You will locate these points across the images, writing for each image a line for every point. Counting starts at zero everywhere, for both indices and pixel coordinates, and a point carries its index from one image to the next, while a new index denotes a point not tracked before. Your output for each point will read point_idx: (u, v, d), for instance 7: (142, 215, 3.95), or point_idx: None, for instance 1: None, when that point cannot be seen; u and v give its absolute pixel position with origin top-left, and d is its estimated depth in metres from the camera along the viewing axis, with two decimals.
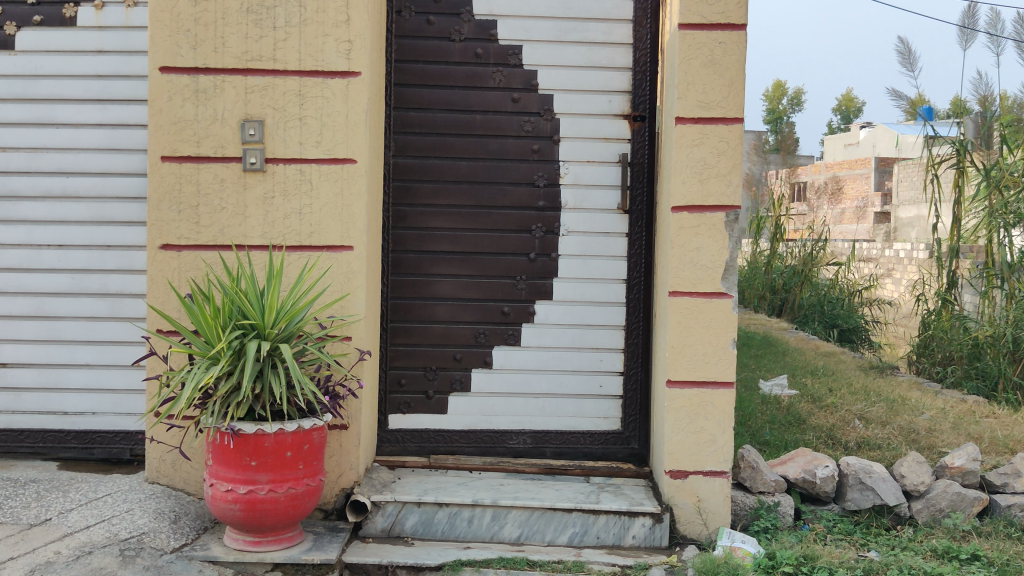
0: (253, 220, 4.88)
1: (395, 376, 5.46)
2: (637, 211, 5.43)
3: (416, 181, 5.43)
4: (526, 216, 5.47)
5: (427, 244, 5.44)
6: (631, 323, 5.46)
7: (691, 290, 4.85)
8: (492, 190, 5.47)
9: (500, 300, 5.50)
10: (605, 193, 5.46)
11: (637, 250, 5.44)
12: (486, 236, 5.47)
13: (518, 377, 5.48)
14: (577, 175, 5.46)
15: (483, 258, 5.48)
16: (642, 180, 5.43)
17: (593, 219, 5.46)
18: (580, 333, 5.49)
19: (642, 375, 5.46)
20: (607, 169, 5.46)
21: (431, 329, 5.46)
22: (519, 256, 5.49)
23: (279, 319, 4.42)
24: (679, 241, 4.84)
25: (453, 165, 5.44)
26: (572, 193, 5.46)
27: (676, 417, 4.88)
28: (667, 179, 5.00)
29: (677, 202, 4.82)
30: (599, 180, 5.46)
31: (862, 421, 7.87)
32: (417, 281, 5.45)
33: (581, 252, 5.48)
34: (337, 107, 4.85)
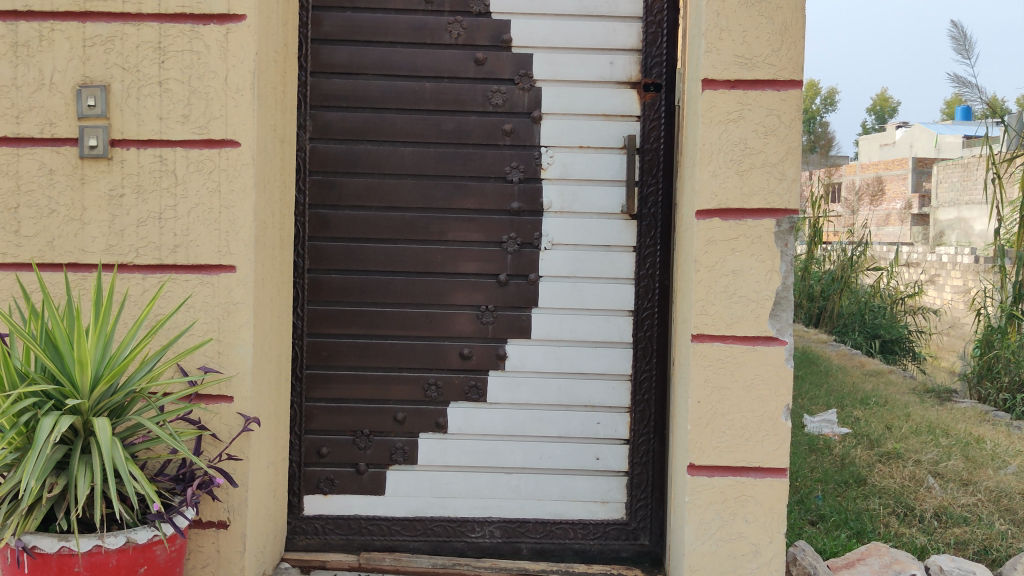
0: (95, 230, 3.41)
1: (314, 442, 3.96)
2: (650, 218, 3.90)
3: (343, 175, 3.93)
4: (494, 222, 3.95)
5: (358, 261, 3.94)
6: (640, 372, 3.92)
7: (723, 334, 3.29)
8: (448, 187, 3.95)
9: (458, 337, 3.97)
10: (605, 192, 3.93)
11: (649, 272, 3.91)
12: (440, 250, 3.95)
13: (482, 445, 3.96)
14: (566, 166, 3.94)
15: (436, 280, 3.96)
16: (658, 175, 3.89)
17: (589, 227, 3.94)
18: (568, 385, 3.96)
19: (655, 445, 3.92)
20: (609, 159, 3.93)
21: (363, 379, 3.96)
22: (485, 278, 3.97)
23: (100, 378, 2.96)
24: (707, 261, 3.29)
25: (394, 152, 3.94)
26: (560, 192, 3.94)
27: (700, 519, 3.34)
28: (689, 172, 3.46)
29: (705, 204, 3.29)
30: (595, 173, 3.94)
31: (938, 480, 6.27)
32: (345, 312, 3.94)
33: (570, 273, 3.95)
34: (213, 66, 3.38)
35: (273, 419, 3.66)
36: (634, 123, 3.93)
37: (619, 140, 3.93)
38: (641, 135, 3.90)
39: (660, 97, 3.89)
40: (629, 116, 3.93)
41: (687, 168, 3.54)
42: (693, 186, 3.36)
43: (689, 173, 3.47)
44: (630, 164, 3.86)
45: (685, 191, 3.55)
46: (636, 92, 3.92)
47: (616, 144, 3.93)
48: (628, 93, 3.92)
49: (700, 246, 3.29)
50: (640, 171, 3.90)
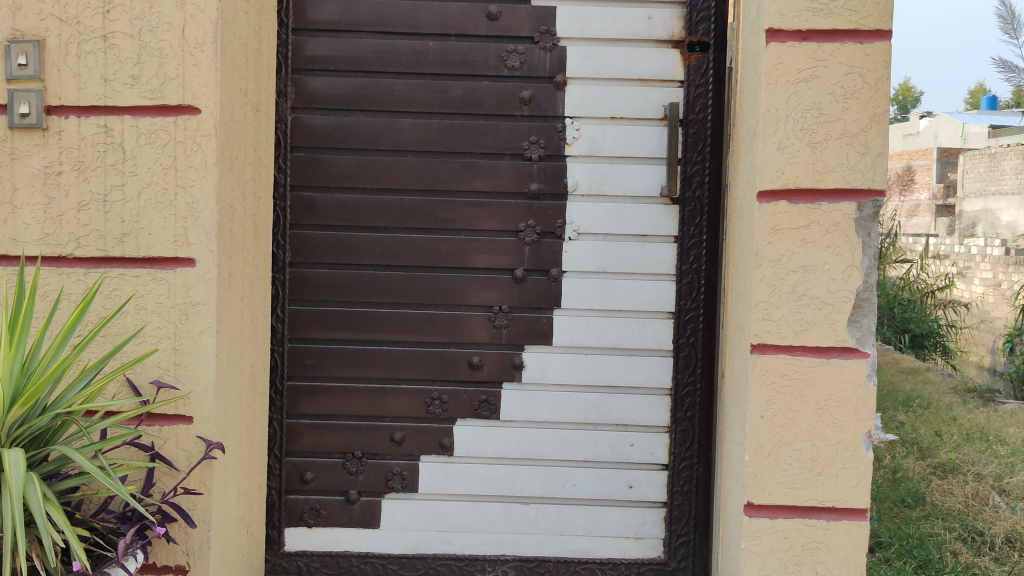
0: (28, 215, 2.81)
1: (296, 466, 3.36)
2: (696, 203, 3.28)
3: (331, 151, 3.33)
4: (509, 207, 3.34)
5: (348, 253, 3.33)
6: (682, 386, 3.31)
7: (791, 344, 2.67)
8: (455, 165, 3.33)
9: (467, 343, 3.36)
10: (641, 173, 3.31)
11: (694, 267, 3.29)
12: (444, 240, 3.34)
13: (495, 471, 3.35)
14: (594, 141, 3.31)
15: (441, 276, 3.35)
16: (705, 150, 3.27)
17: (621, 214, 3.32)
18: (597, 401, 3.35)
19: (700, 472, 3.31)
20: (646, 132, 3.30)
21: (354, 392, 3.35)
22: (498, 274, 3.36)
23: (15, 398, 2.40)
24: (772, 254, 2.66)
25: (392, 124, 3.32)
26: (587, 172, 3.32)
27: (760, 571, 2.72)
28: (747, 145, 2.84)
29: (769, 183, 2.66)
30: (629, 148, 3.31)
31: (1004, 499, 5.61)
32: (334, 314, 3.33)
33: (599, 268, 3.33)
34: (168, 15, 2.78)
35: (244, 442, 3.07)
36: (676, 89, 3.30)
37: (658, 111, 3.30)
38: (685, 104, 3.28)
39: (707, 58, 3.27)
40: (669, 82, 3.31)
41: (744, 142, 2.91)
42: (753, 161, 2.73)
43: (747, 148, 2.84)
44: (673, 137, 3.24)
45: (741, 169, 2.92)
46: (678, 52, 3.29)
47: (654, 115, 3.31)
48: (670, 55, 3.29)
49: (763, 236, 2.66)
50: (683, 146, 3.27)
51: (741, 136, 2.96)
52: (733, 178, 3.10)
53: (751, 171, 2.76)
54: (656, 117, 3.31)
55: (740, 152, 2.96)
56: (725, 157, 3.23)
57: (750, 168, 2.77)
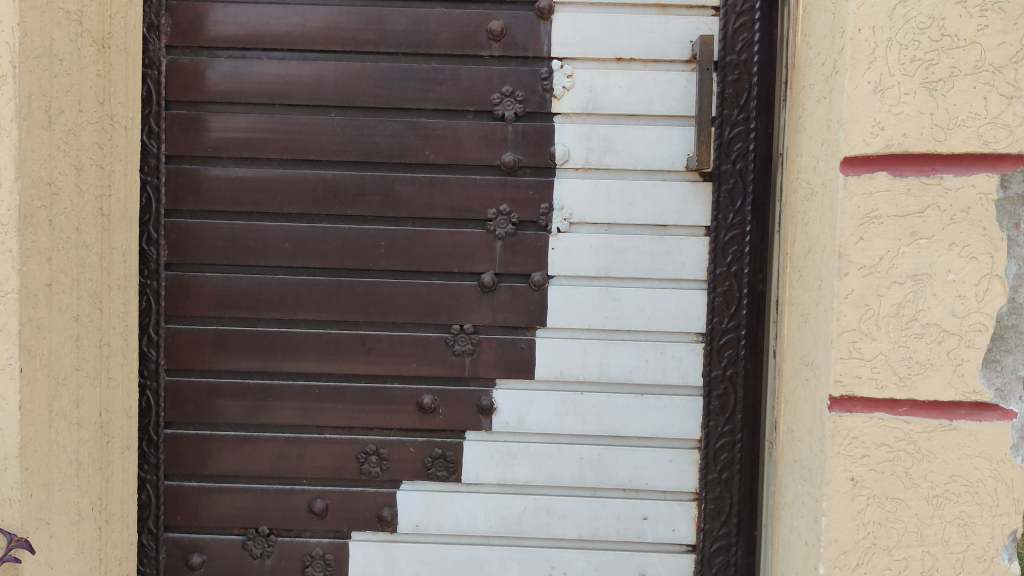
0: None
1: (179, 544, 2.43)
2: (739, 179, 2.32)
3: (225, 110, 2.39)
4: (473, 186, 2.37)
5: (248, 250, 2.38)
6: (715, 437, 2.35)
7: (893, 397, 1.70)
8: (397, 127, 2.36)
9: (415, 378, 2.40)
10: (658, 139, 2.34)
11: (735, 270, 2.33)
12: (383, 232, 2.37)
13: (453, 554, 2.39)
14: (592, 91, 2.34)
15: (378, 282, 2.37)
16: (751, 104, 2.31)
17: (631, 196, 2.35)
18: (599, 456, 2.37)
19: (739, 557, 2.36)
20: (665, 80, 2.33)
21: (257, 443, 2.41)
22: (459, 280, 2.39)
23: None
24: (865, 256, 1.70)
25: (308, 70, 2.37)
26: (582, 137, 2.35)
27: None
28: (823, 90, 1.87)
29: (860, 145, 1.70)
30: (642, 102, 2.34)
31: None
32: (229, 336, 2.40)
33: (601, 272, 2.37)
34: None
35: (88, 524, 2.15)
36: (708, 19, 2.34)
37: (683, 49, 2.33)
38: (722, 38, 2.31)
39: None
40: (698, 10, 2.34)
41: (815, 88, 1.94)
42: (835, 113, 1.77)
43: (821, 94, 1.88)
44: (704, 85, 2.27)
45: (812, 127, 1.94)
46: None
47: (677, 55, 2.33)
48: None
49: (850, 227, 1.71)
50: (719, 99, 2.31)
51: (808, 81, 2.00)
52: (793, 141, 2.13)
53: (830, 129, 1.79)
54: (680, 58, 2.34)
55: (807, 104, 2.00)
56: (781, 114, 2.27)
57: (828, 124, 1.81)
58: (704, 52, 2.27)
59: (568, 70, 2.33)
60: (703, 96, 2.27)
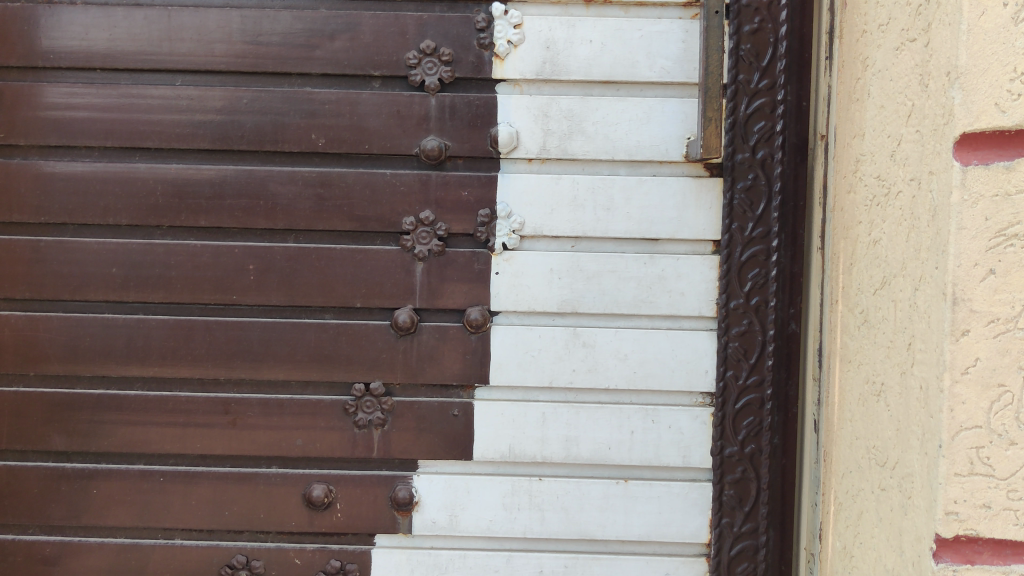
0: None
1: None
2: (762, 174, 1.61)
3: (24, 77, 1.65)
4: (381, 186, 1.64)
5: (60, 279, 1.65)
6: (729, 542, 1.65)
7: None
8: (269, 100, 1.63)
9: (303, 460, 1.68)
10: (645, 117, 1.63)
11: (757, 303, 1.63)
12: (250, 250, 1.64)
13: None
14: (550, 48, 1.62)
15: (247, 322, 1.65)
16: (779, 66, 1.60)
17: (608, 198, 1.64)
18: (565, 570, 1.66)
19: None
20: (654, 33, 1.62)
21: (79, 552, 1.69)
22: (363, 320, 1.67)
23: None
24: (998, 303, 1.00)
25: (140, 20, 1.63)
26: (537, 115, 1.64)
27: None
28: (909, 28, 1.16)
29: (990, 113, 0.99)
30: (622, 64, 1.62)
31: None
32: (35, 402, 1.67)
33: (565, 307, 1.65)
34: None
35: None
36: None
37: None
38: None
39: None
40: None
41: (890, 29, 1.24)
42: (941, 61, 1.05)
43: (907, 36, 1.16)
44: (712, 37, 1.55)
45: (889, 91, 1.23)
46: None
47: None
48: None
49: (973, 254, 1.00)
50: (732, 58, 1.60)
51: (877, 20, 1.29)
52: (846, 117, 1.44)
53: (930, 90, 1.08)
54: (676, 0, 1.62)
55: (871, 58, 1.31)
56: (825, 80, 1.58)
57: (924, 82, 1.10)
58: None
59: (517, 17, 1.61)
60: (710, 53, 1.55)
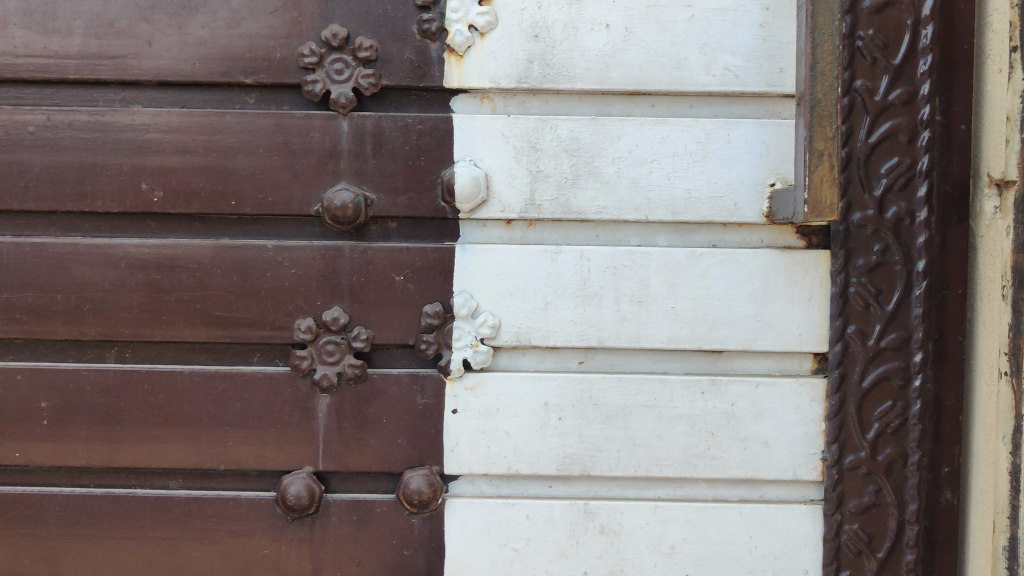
0: None
1: None
2: (896, 247, 0.95)
3: None
4: (258, 269, 0.98)
5: None
6: None
7: None
8: (68, 127, 0.97)
9: None
10: (701, 152, 0.97)
11: (889, 461, 0.97)
12: (42, 379, 0.99)
13: None
14: (540, 37, 0.95)
15: (39, 496, 1.00)
16: (923, 66, 0.94)
17: (639, 284, 0.97)
18: None
19: None
20: (715, 12, 0.96)
21: None
22: (229, 488, 1.02)
23: None
24: None
25: None
26: (519, 148, 0.96)
27: None
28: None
29: None
30: (659, 65, 0.96)
31: None
32: None
33: (570, 468, 0.99)
34: None
35: None
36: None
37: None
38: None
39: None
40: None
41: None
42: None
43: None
44: (825, 10, 0.85)
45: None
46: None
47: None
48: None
49: None
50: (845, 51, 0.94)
51: None
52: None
53: None
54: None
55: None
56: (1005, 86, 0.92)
57: None
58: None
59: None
60: (819, 40, 0.85)
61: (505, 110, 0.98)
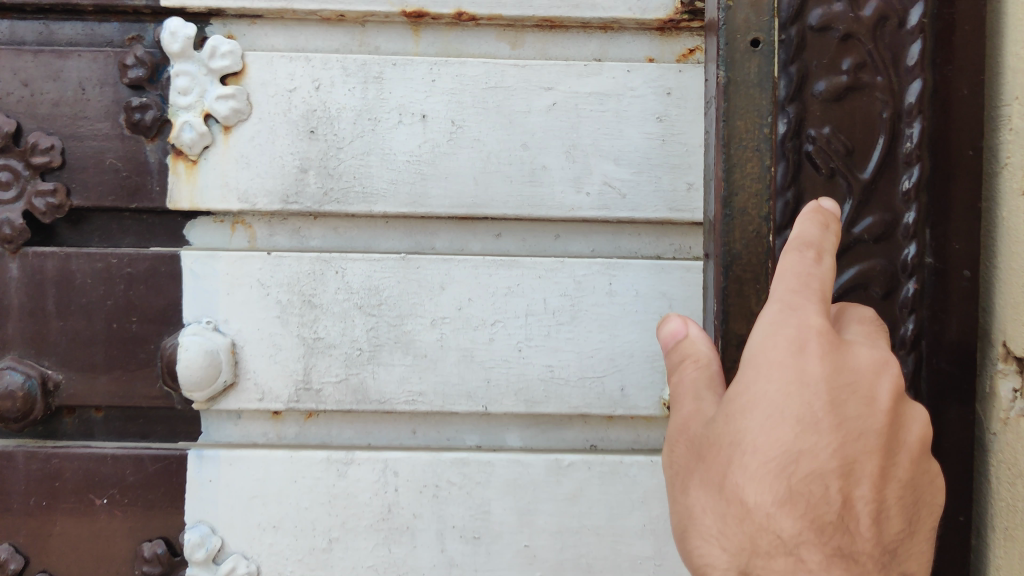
0: None
1: None
2: None
3: None
4: None
5: None
6: None
7: None
8: None
9: None
10: (569, 310, 0.62)
11: None
12: None
13: None
14: (319, 135, 0.62)
15: None
16: (906, 182, 0.63)
17: (474, 510, 0.63)
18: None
19: None
20: (586, 99, 0.63)
21: None
22: None
23: None
24: None
25: None
26: (284, 301, 0.62)
27: None
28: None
29: None
30: (503, 178, 0.63)
31: None
32: None
33: None
34: None
35: None
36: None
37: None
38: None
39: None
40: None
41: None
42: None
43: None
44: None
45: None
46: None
47: (630, 12, 0.62)
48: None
49: None
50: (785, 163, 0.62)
51: None
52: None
53: None
54: (646, 19, 0.63)
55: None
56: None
57: None
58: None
59: (236, 57, 0.61)
60: None
61: (269, 244, 0.64)
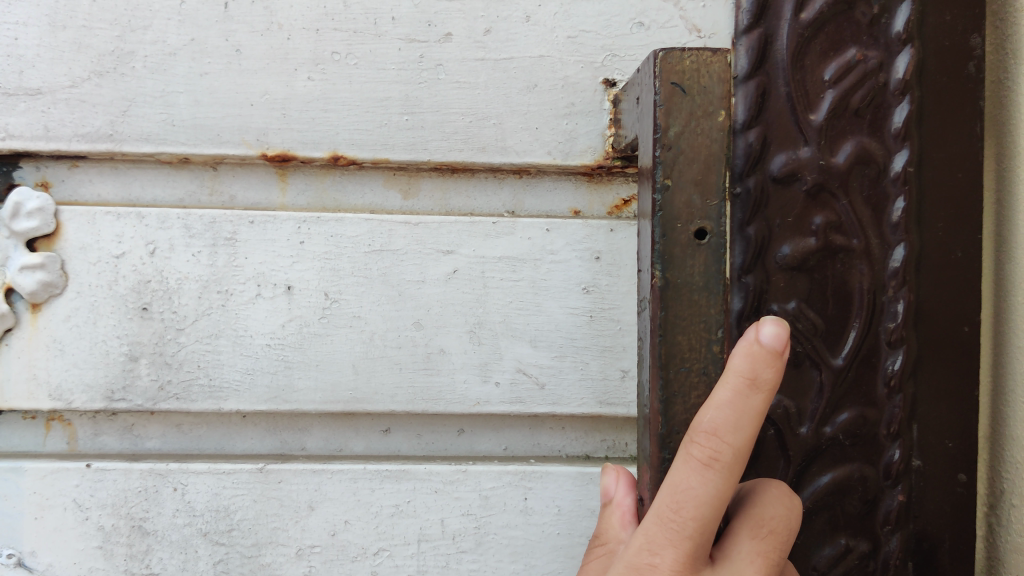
0: None
1: None
2: None
3: None
4: None
5: None
6: None
7: None
8: None
9: None
10: (472, 534, 0.50)
11: None
12: None
13: None
14: (154, 314, 0.49)
15: None
16: (889, 369, 0.51)
17: None
18: None
19: None
20: (494, 265, 0.50)
21: None
22: None
23: None
24: None
25: None
26: (109, 530, 0.49)
27: None
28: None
29: None
30: (390, 364, 0.50)
31: None
32: None
33: None
34: None
35: None
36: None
37: (569, 123, 0.50)
38: (753, 66, 0.49)
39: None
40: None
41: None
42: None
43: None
44: (697, 329, 0.40)
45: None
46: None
47: (549, 157, 0.50)
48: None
49: None
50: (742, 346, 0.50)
51: None
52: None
53: None
54: (569, 165, 0.50)
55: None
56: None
57: None
58: (688, 144, 0.39)
59: (46, 216, 0.48)
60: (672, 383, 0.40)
61: (94, 447, 0.51)
